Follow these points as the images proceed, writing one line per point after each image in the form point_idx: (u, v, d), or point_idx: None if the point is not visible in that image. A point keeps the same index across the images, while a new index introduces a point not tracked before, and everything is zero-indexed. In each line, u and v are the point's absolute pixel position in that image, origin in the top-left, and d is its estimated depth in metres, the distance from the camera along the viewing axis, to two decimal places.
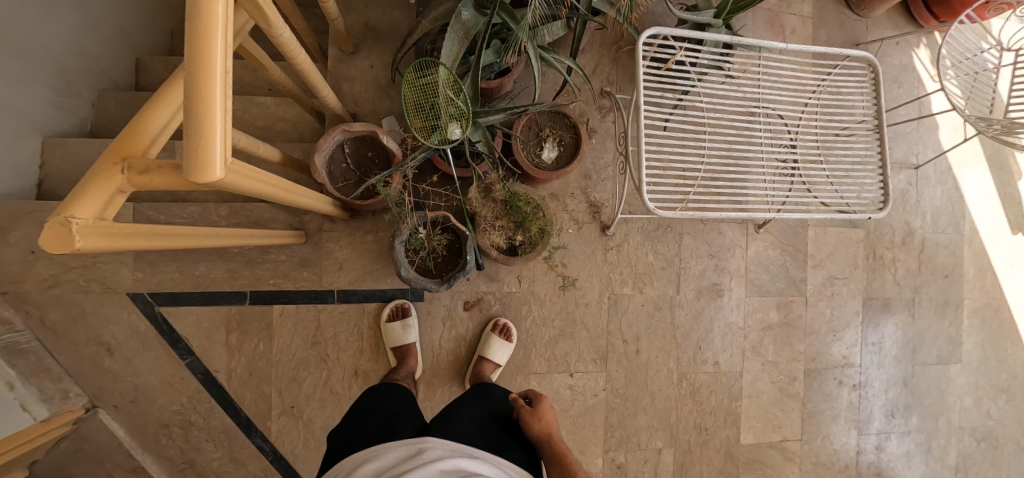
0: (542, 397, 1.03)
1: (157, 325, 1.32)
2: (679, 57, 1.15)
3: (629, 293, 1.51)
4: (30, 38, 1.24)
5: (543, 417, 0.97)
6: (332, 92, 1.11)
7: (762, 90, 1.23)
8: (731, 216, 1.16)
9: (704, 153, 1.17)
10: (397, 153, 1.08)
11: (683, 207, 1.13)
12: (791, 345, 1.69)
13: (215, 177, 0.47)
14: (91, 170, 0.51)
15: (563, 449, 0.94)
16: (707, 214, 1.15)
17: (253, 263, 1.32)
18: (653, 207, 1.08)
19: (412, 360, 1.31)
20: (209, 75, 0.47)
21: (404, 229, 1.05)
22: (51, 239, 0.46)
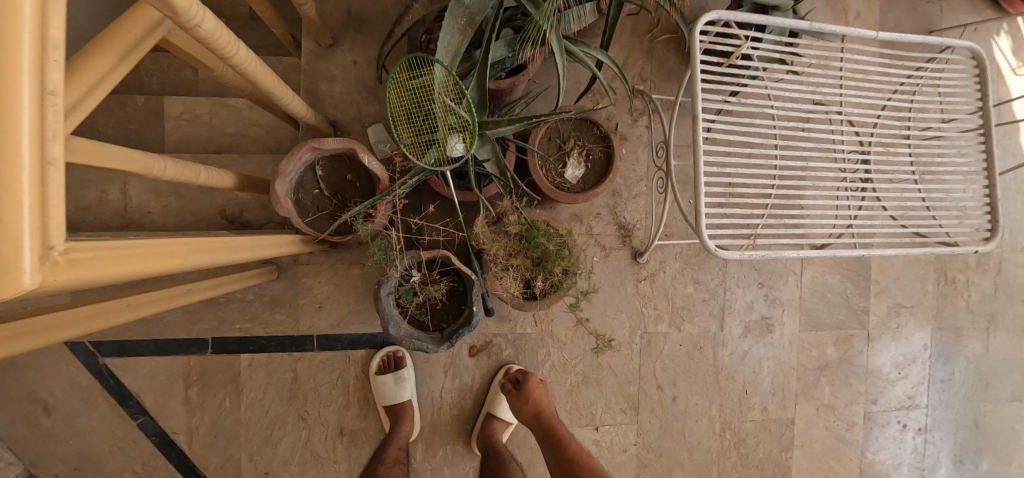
0: (531, 376, 1.05)
1: (104, 378, 1.10)
2: (746, 49, 0.88)
3: (665, 331, 1.27)
4: None
5: (530, 390, 1.02)
6: (297, 96, 0.88)
7: (847, 90, 0.97)
8: (809, 253, 0.91)
9: (775, 173, 0.92)
10: (382, 176, 0.84)
11: (751, 244, 0.88)
12: (850, 385, 1.46)
13: (22, 292, 0.23)
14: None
15: (552, 422, 0.96)
16: (779, 252, 0.90)
17: (214, 304, 1.10)
18: (714, 247, 0.83)
19: (407, 427, 1.08)
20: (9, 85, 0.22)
21: (392, 275, 0.81)
22: None
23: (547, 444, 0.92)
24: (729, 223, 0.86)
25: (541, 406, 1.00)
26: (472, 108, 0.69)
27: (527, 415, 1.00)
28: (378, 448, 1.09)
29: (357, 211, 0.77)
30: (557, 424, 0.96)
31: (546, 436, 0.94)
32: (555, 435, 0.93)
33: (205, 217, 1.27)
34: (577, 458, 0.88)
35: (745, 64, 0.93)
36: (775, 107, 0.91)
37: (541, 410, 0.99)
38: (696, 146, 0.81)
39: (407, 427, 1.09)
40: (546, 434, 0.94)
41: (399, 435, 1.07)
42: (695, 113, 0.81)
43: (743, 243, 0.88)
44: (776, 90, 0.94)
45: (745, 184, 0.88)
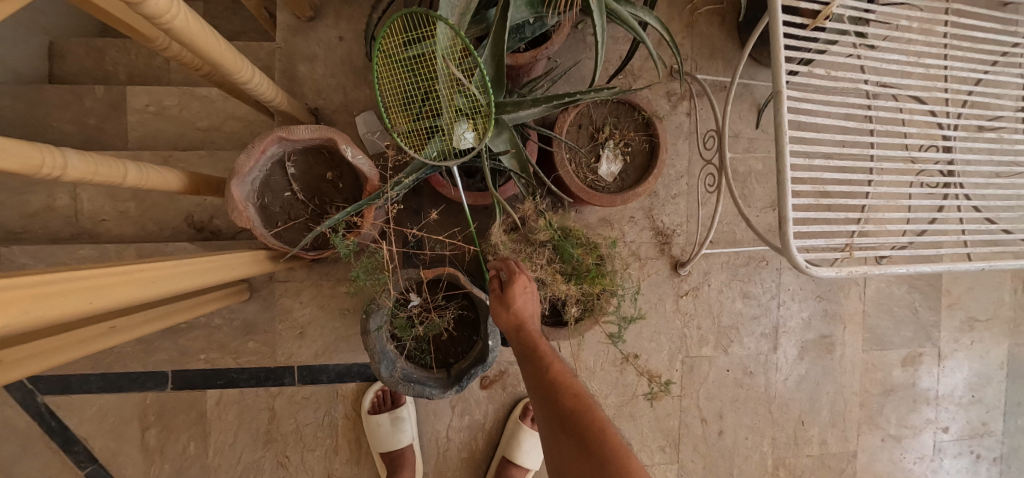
0: (515, 276, 0.58)
1: (41, 422, 0.91)
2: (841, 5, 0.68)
3: (710, 355, 1.08)
4: None
5: (506, 297, 0.56)
6: (259, 70, 0.67)
7: (954, 61, 0.77)
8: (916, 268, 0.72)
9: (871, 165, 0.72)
10: (371, 175, 0.65)
11: (847, 257, 0.68)
12: (919, 412, 1.26)
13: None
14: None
15: (544, 354, 0.52)
16: (880, 267, 0.70)
17: (173, 331, 0.91)
18: (805, 263, 0.63)
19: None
20: None
21: (384, 301, 0.62)
22: None
23: (534, 391, 0.51)
24: (821, 231, 0.66)
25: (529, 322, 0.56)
26: (488, 85, 0.49)
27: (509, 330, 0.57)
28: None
29: (335, 219, 0.57)
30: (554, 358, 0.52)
31: (534, 372, 0.52)
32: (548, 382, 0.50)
33: (169, 225, 1.08)
34: (578, 435, 0.44)
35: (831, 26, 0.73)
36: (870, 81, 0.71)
37: (528, 327, 0.56)
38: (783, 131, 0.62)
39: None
40: (532, 373, 0.52)
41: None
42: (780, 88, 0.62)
43: (835, 255, 0.69)
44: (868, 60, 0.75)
45: (840, 178, 0.68)
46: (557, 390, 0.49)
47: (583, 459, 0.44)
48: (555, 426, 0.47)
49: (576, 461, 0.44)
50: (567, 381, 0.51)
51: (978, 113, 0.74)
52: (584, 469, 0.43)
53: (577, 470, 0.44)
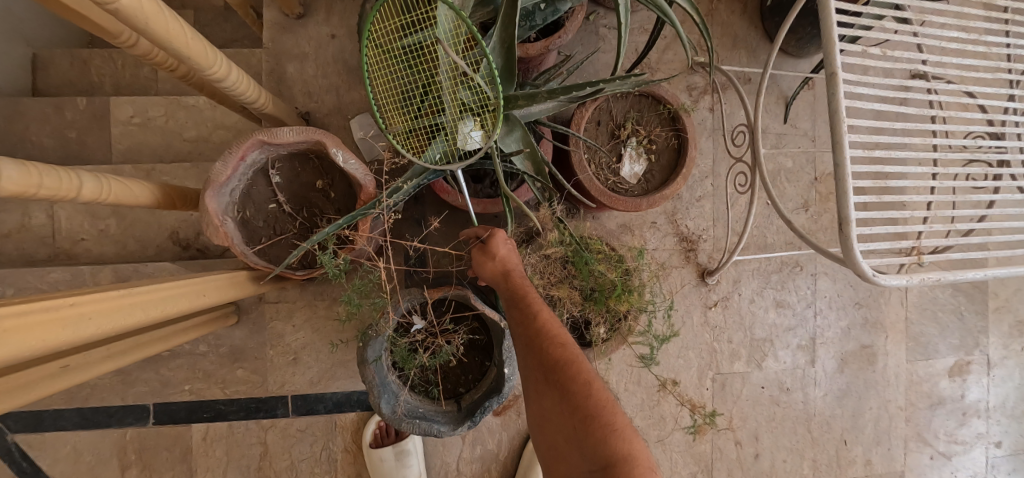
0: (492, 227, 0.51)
1: (11, 464, 0.82)
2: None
3: (743, 371, 0.99)
4: None
5: (485, 246, 0.50)
6: (240, 69, 0.59)
7: (1021, 37, 0.68)
8: (990, 274, 0.63)
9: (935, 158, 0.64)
10: (366, 182, 0.57)
11: (915, 262, 0.59)
12: (969, 426, 1.15)
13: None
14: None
15: (529, 301, 0.46)
16: (951, 274, 0.61)
17: (154, 359, 0.82)
18: (871, 271, 0.55)
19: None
20: None
21: (383, 328, 0.54)
22: None
23: (517, 340, 0.46)
24: (886, 233, 0.57)
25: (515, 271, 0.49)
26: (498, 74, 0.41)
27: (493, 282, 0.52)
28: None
29: (320, 236, 0.49)
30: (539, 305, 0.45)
31: (517, 321, 0.46)
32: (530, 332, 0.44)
33: (153, 243, 1.00)
34: (559, 382, 0.39)
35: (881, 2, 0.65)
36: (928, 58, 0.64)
37: (514, 276, 0.50)
38: (841, 117, 0.53)
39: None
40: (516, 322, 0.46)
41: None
42: (836, 69, 0.54)
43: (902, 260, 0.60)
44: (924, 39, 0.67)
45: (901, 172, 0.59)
46: (541, 340, 0.42)
47: (559, 410, 0.38)
48: (535, 378, 0.42)
49: (552, 413, 0.39)
50: (554, 330, 0.44)
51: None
52: (562, 424, 0.38)
53: (556, 424, 0.39)
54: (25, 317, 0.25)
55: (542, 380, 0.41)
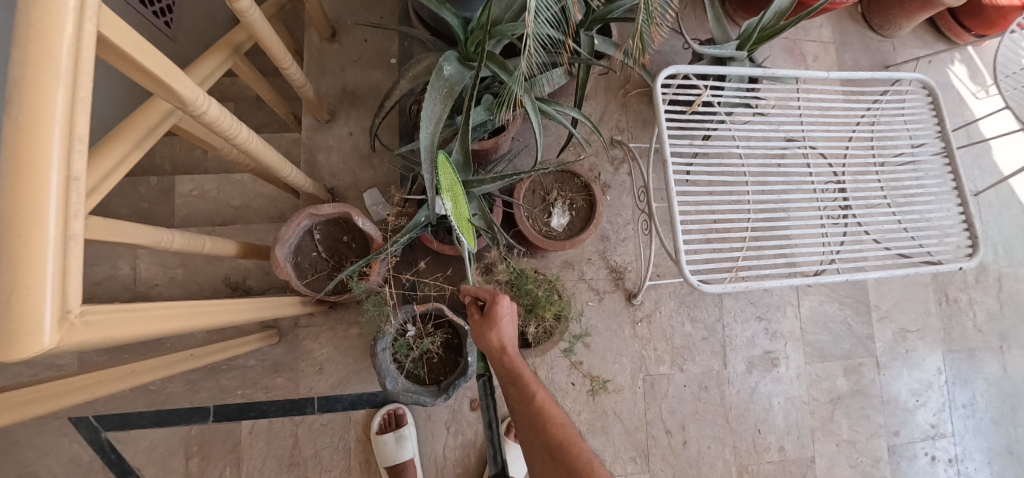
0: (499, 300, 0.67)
1: (105, 454, 1.07)
2: (704, 96, 1.01)
3: (667, 372, 1.27)
4: None
5: (480, 328, 0.68)
6: (298, 169, 0.94)
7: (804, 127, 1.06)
8: (790, 284, 0.97)
9: (749, 209, 1.02)
10: (376, 236, 0.89)
11: (733, 278, 0.94)
12: (869, 418, 1.40)
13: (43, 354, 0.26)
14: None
15: (528, 380, 0.64)
16: (763, 284, 0.95)
17: (216, 371, 1.10)
18: (695, 281, 0.88)
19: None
20: (39, 196, 0.26)
21: (387, 331, 0.85)
22: None
23: (517, 410, 0.64)
24: (710, 258, 0.92)
25: (509, 342, 0.68)
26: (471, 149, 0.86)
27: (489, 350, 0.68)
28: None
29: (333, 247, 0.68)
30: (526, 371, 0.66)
31: (518, 395, 0.64)
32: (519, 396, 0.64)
33: (210, 285, 1.31)
34: (560, 451, 0.58)
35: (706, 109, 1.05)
36: (739, 145, 1.03)
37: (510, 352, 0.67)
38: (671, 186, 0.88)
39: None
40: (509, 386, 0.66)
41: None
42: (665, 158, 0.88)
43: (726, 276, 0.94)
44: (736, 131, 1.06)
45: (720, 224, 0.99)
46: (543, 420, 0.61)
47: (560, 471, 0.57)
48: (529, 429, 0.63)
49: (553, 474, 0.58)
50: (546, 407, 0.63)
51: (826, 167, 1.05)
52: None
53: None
54: (208, 308, 0.57)
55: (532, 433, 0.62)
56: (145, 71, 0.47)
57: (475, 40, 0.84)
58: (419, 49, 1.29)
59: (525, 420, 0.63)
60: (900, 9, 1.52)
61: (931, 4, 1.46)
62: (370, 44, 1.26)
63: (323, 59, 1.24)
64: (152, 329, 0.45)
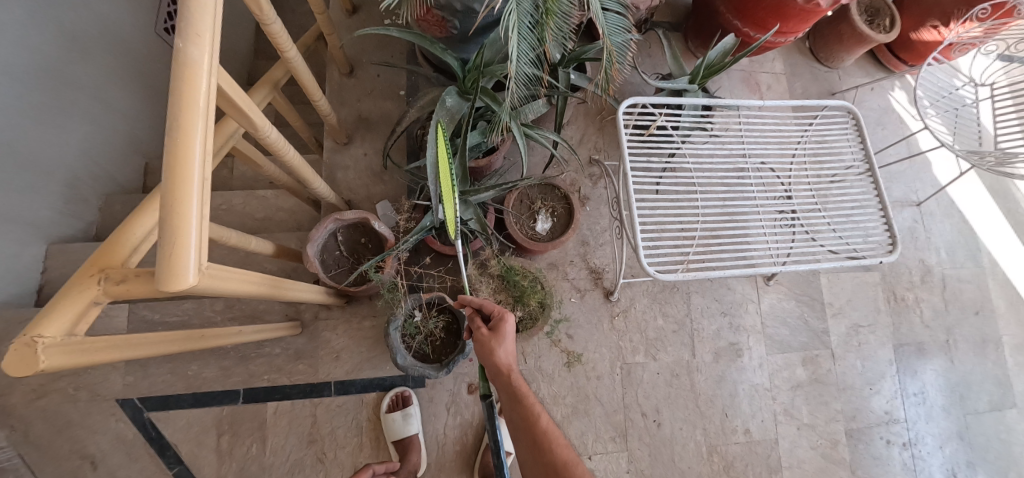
0: (506, 318, 0.82)
1: (145, 432, 1.21)
2: (659, 122, 1.23)
3: (642, 361, 1.44)
4: (31, 149, 1.34)
5: (488, 347, 0.81)
6: (325, 182, 1.13)
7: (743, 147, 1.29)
8: (735, 272, 1.17)
9: (699, 213, 1.23)
10: (389, 236, 1.07)
11: (684, 268, 1.15)
12: (827, 404, 1.55)
13: (186, 286, 0.47)
14: (66, 285, 0.53)
15: (527, 394, 0.75)
16: (709, 273, 1.16)
17: (247, 358, 1.27)
18: (652, 271, 1.12)
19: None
20: (186, 179, 0.49)
21: (398, 314, 1.03)
22: (14, 362, 0.46)
23: (515, 421, 0.74)
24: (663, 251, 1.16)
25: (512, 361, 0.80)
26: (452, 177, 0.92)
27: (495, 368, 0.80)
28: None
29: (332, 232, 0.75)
30: (525, 389, 0.77)
31: (518, 407, 0.74)
32: (519, 413, 0.74)
33: None
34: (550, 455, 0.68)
35: (663, 132, 1.27)
36: (691, 161, 1.24)
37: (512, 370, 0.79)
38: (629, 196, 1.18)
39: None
40: (509, 405, 0.76)
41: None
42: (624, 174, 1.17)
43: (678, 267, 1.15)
44: (688, 149, 1.27)
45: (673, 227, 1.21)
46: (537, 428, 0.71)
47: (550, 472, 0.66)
48: (526, 448, 0.71)
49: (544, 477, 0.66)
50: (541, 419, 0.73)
51: (762, 179, 1.26)
52: None
53: None
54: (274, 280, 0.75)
55: (528, 449, 0.70)
56: (234, 104, 0.68)
57: (471, 78, 1.04)
58: (424, 83, 1.51)
59: (523, 430, 0.73)
60: (840, 44, 1.77)
61: (865, 40, 1.70)
62: (382, 79, 1.48)
63: (342, 91, 1.46)
64: (245, 287, 0.63)
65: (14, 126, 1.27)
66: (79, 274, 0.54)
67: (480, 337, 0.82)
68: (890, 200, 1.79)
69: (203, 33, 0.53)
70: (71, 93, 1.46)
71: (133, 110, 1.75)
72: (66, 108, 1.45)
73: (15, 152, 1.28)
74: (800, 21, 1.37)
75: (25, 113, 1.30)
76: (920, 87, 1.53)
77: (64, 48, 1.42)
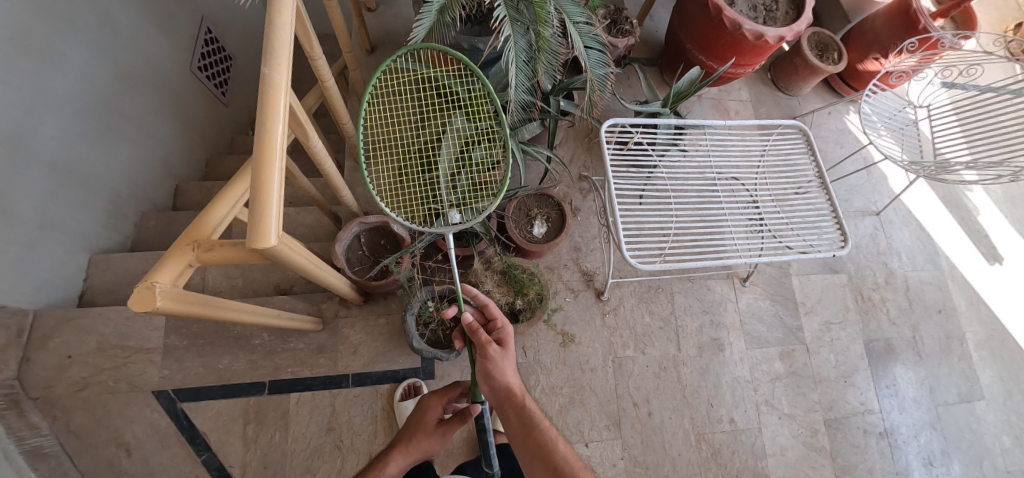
0: (508, 340, 0.90)
1: (177, 421, 1.32)
2: (635, 139, 1.45)
3: (632, 355, 1.59)
4: (86, 169, 1.51)
5: (500, 369, 0.84)
6: (351, 192, 1.32)
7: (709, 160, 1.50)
8: (707, 264, 1.35)
9: (674, 214, 1.42)
10: (406, 236, 1.25)
11: (661, 261, 1.35)
12: (804, 395, 1.67)
13: (269, 243, 0.63)
14: (167, 251, 0.67)
15: (534, 412, 0.80)
16: (683, 265, 1.35)
17: (273, 352, 1.40)
18: (634, 263, 1.33)
19: (438, 448, 0.90)
20: (269, 167, 0.66)
21: (414, 303, 1.19)
22: (139, 299, 0.60)
23: (522, 440, 0.78)
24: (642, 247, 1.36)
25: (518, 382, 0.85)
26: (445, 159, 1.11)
27: (503, 388, 0.84)
28: (403, 429, 0.93)
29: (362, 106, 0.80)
30: (538, 414, 0.80)
31: (525, 423, 0.79)
32: (534, 440, 0.76)
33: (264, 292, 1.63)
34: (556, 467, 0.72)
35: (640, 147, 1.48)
36: (666, 172, 1.44)
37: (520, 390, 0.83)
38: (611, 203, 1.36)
39: (442, 442, 0.91)
40: (522, 428, 0.79)
41: (413, 443, 0.89)
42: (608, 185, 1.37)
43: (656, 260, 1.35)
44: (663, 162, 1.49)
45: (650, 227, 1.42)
46: (542, 446, 0.75)
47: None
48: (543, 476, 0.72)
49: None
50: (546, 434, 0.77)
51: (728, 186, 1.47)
52: None
53: None
54: (318, 260, 0.89)
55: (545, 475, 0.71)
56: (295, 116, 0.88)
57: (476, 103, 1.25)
58: None
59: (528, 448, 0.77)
60: (796, 75, 2.02)
61: (817, 71, 1.94)
62: None
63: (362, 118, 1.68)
64: (299, 258, 0.78)
65: (74, 149, 1.45)
66: (178, 241, 0.68)
67: (493, 357, 0.84)
68: (851, 210, 2.00)
69: (281, 63, 0.72)
70: (121, 122, 1.66)
71: (170, 138, 1.95)
72: (117, 134, 1.64)
73: (72, 170, 1.45)
74: (754, 54, 1.61)
75: (83, 138, 1.49)
76: (867, 106, 1.74)
77: (119, 83, 1.63)
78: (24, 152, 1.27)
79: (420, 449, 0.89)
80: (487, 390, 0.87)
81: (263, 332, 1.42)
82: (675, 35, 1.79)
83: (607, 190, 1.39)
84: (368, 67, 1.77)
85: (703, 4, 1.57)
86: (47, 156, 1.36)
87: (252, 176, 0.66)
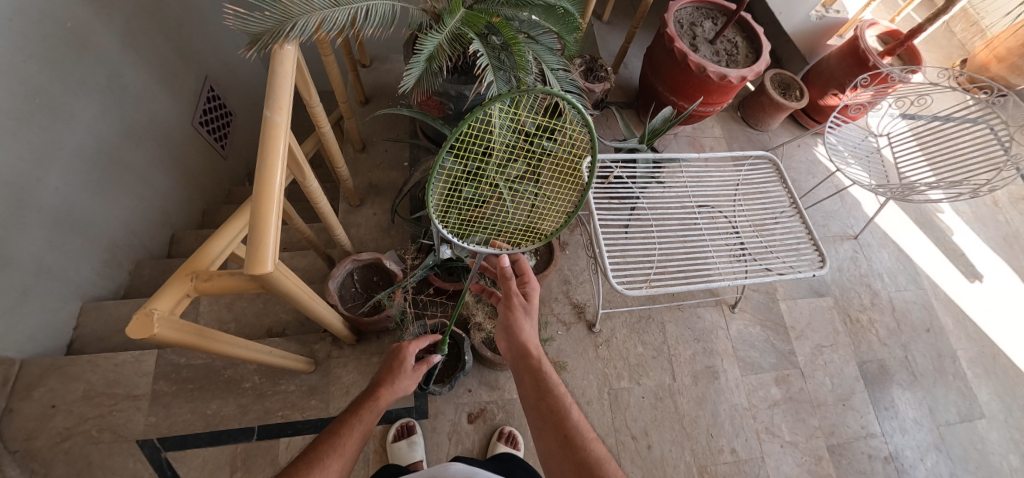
0: (532, 301, 0.98)
1: (161, 472, 1.28)
2: (615, 174, 1.54)
3: (627, 385, 1.59)
4: (85, 220, 1.55)
5: (522, 326, 0.93)
6: (344, 231, 1.37)
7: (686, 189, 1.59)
8: (692, 288, 1.38)
9: (656, 240, 1.48)
10: (398, 272, 1.29)
11: (646, 286, 1.38)
12: (804, 420, 1.65)
13: (266, 269, 0.66)
14: (167, 281, 0.70)
15: (548, 375, 0.86)
16: (668, 289, 1.38)
17: (263, 395, 1.38)
18: (621, 289, 1.36)
19: (414, 386, 0.89)
20: (269, 199, 0.71)
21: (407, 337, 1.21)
22: (137, 325, 0.62)
23: (536, 402, 0.83)
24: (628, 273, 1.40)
25: (534, 346, 0.91)
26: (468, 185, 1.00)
27: (521, 347, 0.91)
28: (375, 374, 0.87)
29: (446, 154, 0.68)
30: (553, 379, 0.86)
31: (543, 387, 0.85)
32: (548, 405, 0.82)
33: None
34: (567, 435, 0.77)
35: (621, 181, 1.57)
36: (646, 200, 1.52)
37: (536, 354, 0.90)
38: (595, 233, 1.41)
39: (418, 380, 0.89)
40: (537, 391, 0.85)
41: (397, 384, 0.85)
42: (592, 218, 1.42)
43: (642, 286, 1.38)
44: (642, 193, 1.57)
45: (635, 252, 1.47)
46: (556, 414, 0.80)
47: (566, 447, 0.75)
48: (555, 442, 0.77)
49: (559, 453, 0.76)
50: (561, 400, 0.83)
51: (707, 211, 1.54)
52: (566, 459, 0.74)
53: (558, 459, 0.75)
54: (313, 291, 0.92)
55: (558, 441, 0.77)
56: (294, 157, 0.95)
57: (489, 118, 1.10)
58: (424, 154, 1.83)
59: (542, 413, 0.82)
60: (763, 112, 2.16)
61: (781, 107, 2.09)
62: (390, 153, 1.79)
63: (357, 164, 1.76)
64: (293, 288, 0.81)
65: (77, 199, 1.51)
66: (177, 273, 0.71)
67: (517, 314, 0.94)
68: (828, 235, 2.08)
69: (283, 106, 0.80)
70: (123, 173, 1.72)
71: (167, 188, 2.01)
72: (118, 186, 1.70)
73: (72, 219, 1.49)
74: (720, 93, 1.74)
75: (87, 189, 1.55)
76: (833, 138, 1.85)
77: (124, 138, 1.71)
78: (26, 203, 1.32)
79: (401, 390, 0.85)
80: (505, 346, 0.95)
81: (253, 375, 1.41)
82: (647, 79, 1.94)
83: (591, 224, 1.44)
84: (362, 116, 1.88)
85: (670, 51, 1.71)
86: (50, 206, 1.41)
87: (251, 209, 0.70)
